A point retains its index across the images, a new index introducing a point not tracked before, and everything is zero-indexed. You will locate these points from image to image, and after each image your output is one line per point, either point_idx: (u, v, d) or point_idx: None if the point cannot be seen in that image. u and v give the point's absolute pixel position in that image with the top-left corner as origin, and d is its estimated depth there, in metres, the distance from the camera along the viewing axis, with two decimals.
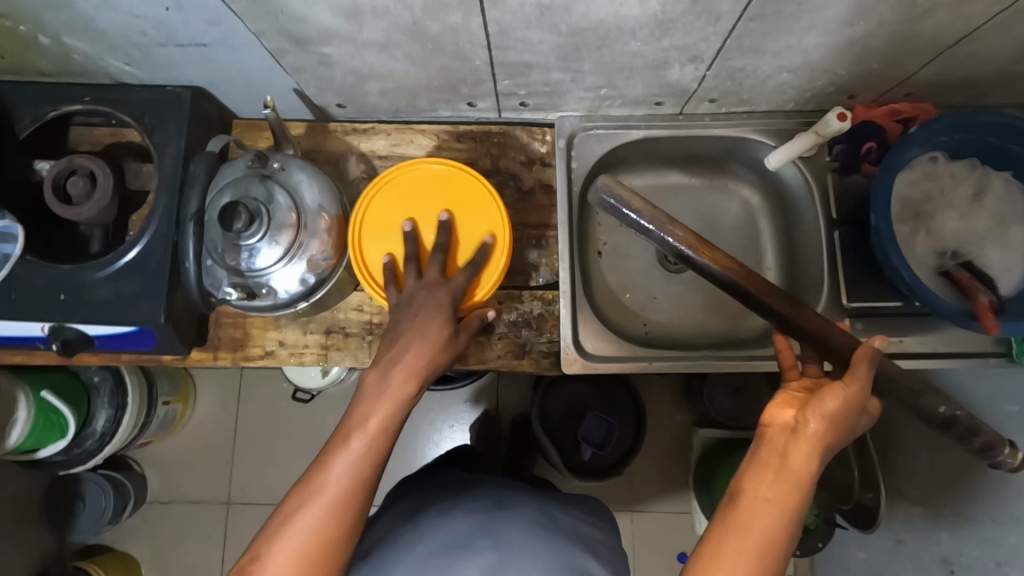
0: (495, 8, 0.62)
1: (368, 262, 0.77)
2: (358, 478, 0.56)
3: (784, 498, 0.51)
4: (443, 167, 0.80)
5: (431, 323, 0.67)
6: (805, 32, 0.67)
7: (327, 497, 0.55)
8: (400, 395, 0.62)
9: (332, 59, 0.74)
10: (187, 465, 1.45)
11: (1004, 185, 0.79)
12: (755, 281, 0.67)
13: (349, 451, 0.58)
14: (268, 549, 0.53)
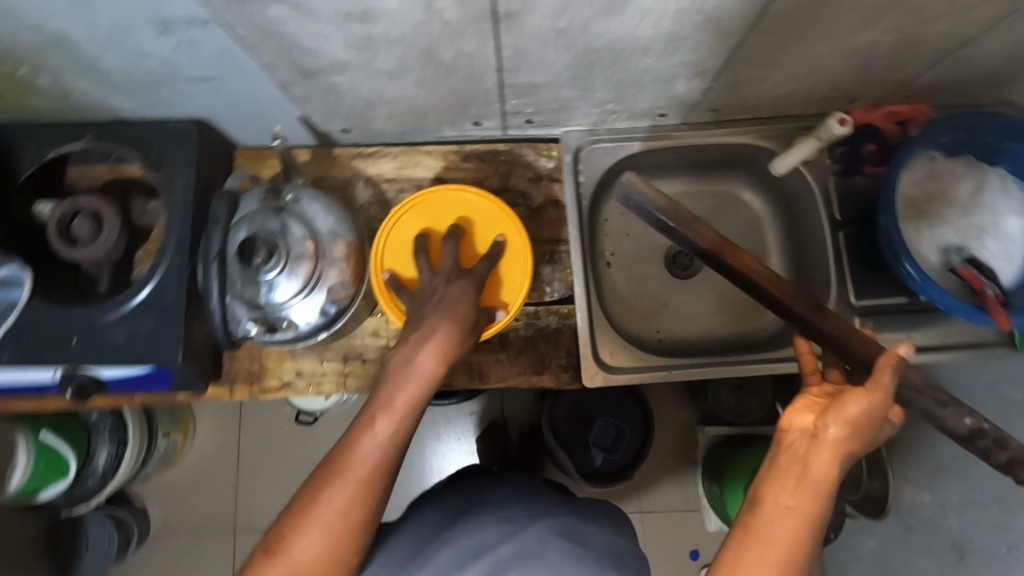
0: (510, 34, 0.62)
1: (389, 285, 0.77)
2: (388, 456, 0.56)
3: (806, 505, 0.49)
4: (476, 197, 0.80)
5: (460, 305, 0.66)
6: (810, 43, 0.68)
7: (358, 474, 0.55)
8: (427, 374, 0.60)
9: (342, 87, 0.74)
10: (192, 496, 1.42)
11: (1001, 180, 0.82)
12: (778, 283, 0.72)
13: (377, 430, 0.57)
14: (303, 520, 0.53)
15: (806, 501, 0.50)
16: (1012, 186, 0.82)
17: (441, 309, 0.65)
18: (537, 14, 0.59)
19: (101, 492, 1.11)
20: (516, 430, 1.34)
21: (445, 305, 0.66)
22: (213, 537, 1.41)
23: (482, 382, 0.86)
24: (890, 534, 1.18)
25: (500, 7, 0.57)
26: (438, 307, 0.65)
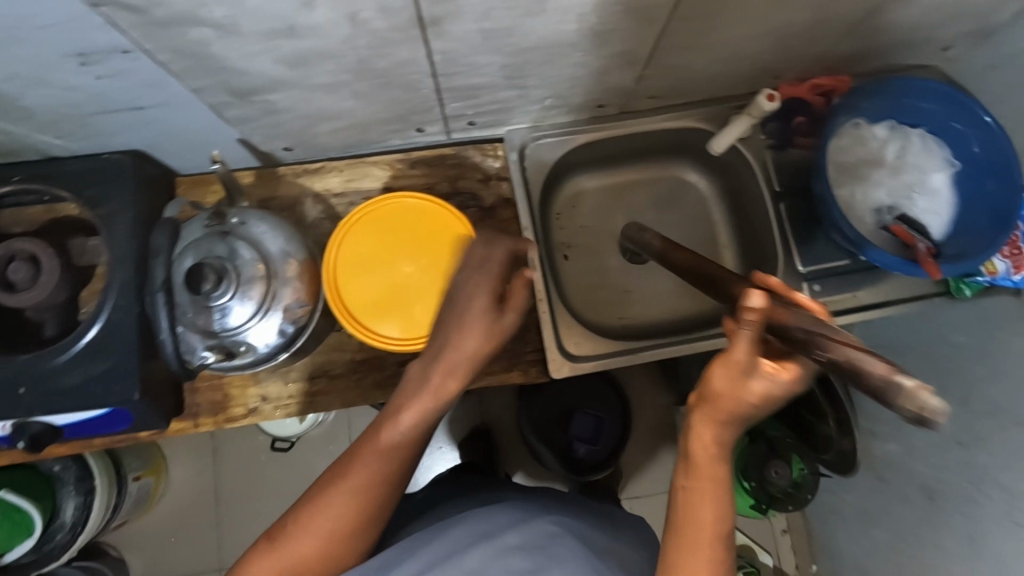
0: (440, 39, 0.63)
1: (348, 302, 0.69)
2: (388, 472, 0.55)
3: (705, 486, 0.46)
4: (420, 202, 0.71)
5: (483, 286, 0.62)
6: (729, 25, 0.71)
7: (355, 485, 0.54)
8: (468, 356, 0.60)
9: (278, 106, 0.73)
10: (173, 537, 1.39)
11: (922, 140, 0.87)
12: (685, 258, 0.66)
13: (379, 444, 0.56)
14: (306, 513, 0.54)
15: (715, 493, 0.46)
16: (931, 143, 0.86)
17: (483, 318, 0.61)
18: (462, 17, 0.59)
19: (73, 545, 1.06)
20: (495, 430, 1.34)
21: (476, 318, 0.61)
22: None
23: None
24: (865, 488, 1.22)
25: (426, 13, 0.58)
26: (470, 317, 0.61)
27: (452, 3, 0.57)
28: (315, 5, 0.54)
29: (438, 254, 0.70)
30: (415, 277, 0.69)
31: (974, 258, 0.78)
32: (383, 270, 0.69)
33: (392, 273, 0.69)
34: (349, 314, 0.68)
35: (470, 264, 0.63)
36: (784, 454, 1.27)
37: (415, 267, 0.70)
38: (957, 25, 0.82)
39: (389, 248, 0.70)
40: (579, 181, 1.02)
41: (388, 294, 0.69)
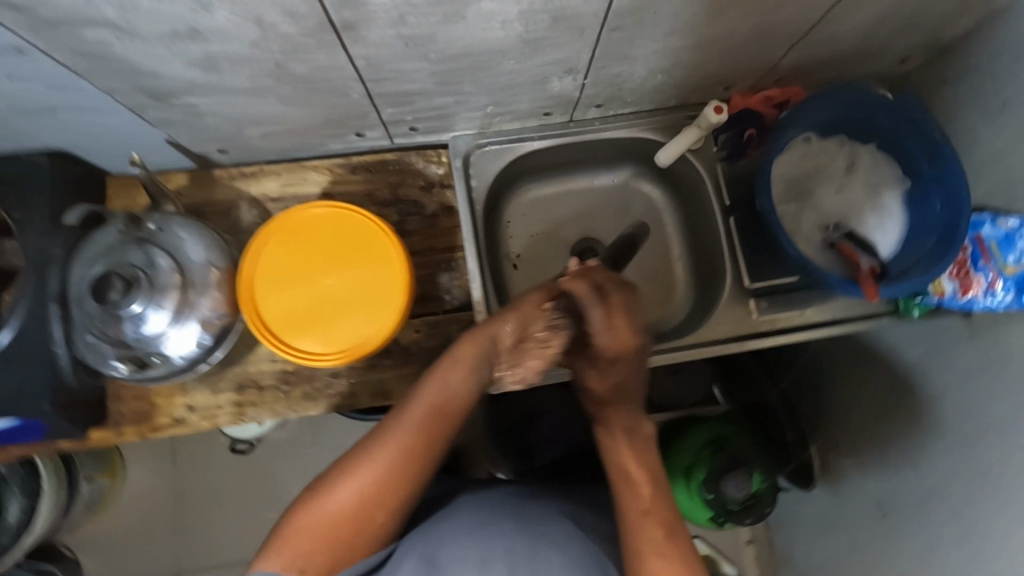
0: (357, 44, 0.60)
1: (268, 320, 0.66)
2: (423, 448, 0.61)
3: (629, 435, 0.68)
4: (326, 209, 0.68)
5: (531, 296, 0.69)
6: (667, 36, 0.68)
7: (391, 453, 0.60)
8: (503, 337, 0.67)
9: (200, 108, 0.70)
10: (127, 541, 1.36)
11: (872, 157, 0.85)
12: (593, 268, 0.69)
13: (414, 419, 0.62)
14: (353, 462, 0.60)
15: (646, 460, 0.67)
16: (879, 162, 0.85)
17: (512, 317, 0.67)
18: (376, 22, 0.57)
19: (17, 551, 1.02)
20: None
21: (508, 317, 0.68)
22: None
23: (386, 399, 0.84)
24: (821, 502, 1.21)
25: (336, 17, 0.55)
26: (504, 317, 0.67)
27: (362, 7, 0.54)
28: (214, 6, 0.52)
29: (360, 264, 0.68)
30: (338, 289, 0.67)
31: (918, 278, 0.76)
32: (303, 284, 0.67)
33: (312, 286, 0.67)
34: (268, 330, 0.65)
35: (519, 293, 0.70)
36: (744, 465, 1.12)
37: (337, 280, 0.68)
38: (908, 39, 0.80)
39: (309, 260, 0.68)
40: (530, 188, 1.00)
41: (310, 309, 0.67)
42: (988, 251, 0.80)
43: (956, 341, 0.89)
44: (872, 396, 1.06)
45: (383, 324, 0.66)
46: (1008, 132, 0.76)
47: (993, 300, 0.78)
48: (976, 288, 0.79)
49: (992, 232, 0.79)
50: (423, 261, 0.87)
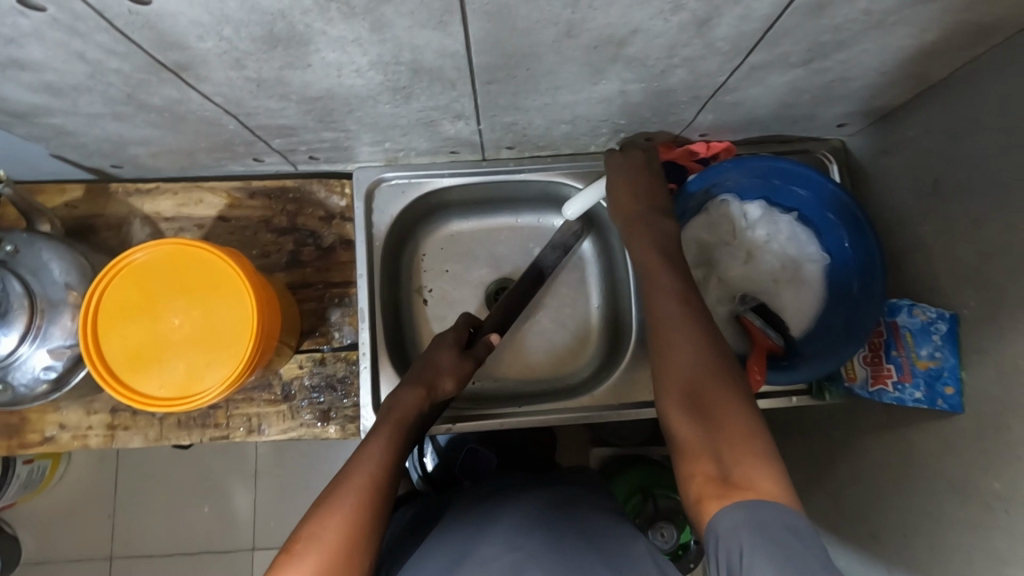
0: (203, 82, 0.57)
1: (112, 367, 0.64)
2: (385, 473, 0.61)
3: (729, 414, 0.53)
4: (149, 253, 0.65)
5: (446, 357, 0.77)
6: (555, 91, 0.63)
7: (358, 490, 0.58)
8: (450, 374, 0.76)
9: (68, 129, 0.67)
10: (53, 526, 1.30)
11: (791, 227, 0.79)
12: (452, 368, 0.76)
13: (374, 454, 0.63)
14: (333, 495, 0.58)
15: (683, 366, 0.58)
16: (801, 233, 0.79)
17: (447, 376, 0.75)
18: (212, 64, 0.53)
19: None
20: None
21: (440, 375, 0.75)
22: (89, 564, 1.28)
23: (259, 435, 0.81)
24: None
25: (165, 59, 0.52)
26: (438, 375, 0.75)
27: (188, 50, 0.51)
28: (24, 43, 0.49)
29: (206, 302, 0.66)
30: (184, 329, 0.65)
31: (810, 370, 0.74)
32: (146, 325, 0.65)
33: (158, 326, 0.65)
34: (105, 370, 0.63)
35: (439, 349, 0.78)
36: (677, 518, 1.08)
37: (185, 321, 0.65)
38: (838, 105, 0.74)
39: (157, 298, 0.65)
40: (446, 224, 0.95)
41: (150, 350, 0.65)
42: (903, 340, 0.72)
43: (864, 426, 0.81)
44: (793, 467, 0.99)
45: (226, 371, 0.64)
46: (936, 217, 0.70)
47: (902, 393, 0.71)
48: (889, 378, 0.73)
49: (908, 321, 0.71)
50: (314, 293, 0.84)
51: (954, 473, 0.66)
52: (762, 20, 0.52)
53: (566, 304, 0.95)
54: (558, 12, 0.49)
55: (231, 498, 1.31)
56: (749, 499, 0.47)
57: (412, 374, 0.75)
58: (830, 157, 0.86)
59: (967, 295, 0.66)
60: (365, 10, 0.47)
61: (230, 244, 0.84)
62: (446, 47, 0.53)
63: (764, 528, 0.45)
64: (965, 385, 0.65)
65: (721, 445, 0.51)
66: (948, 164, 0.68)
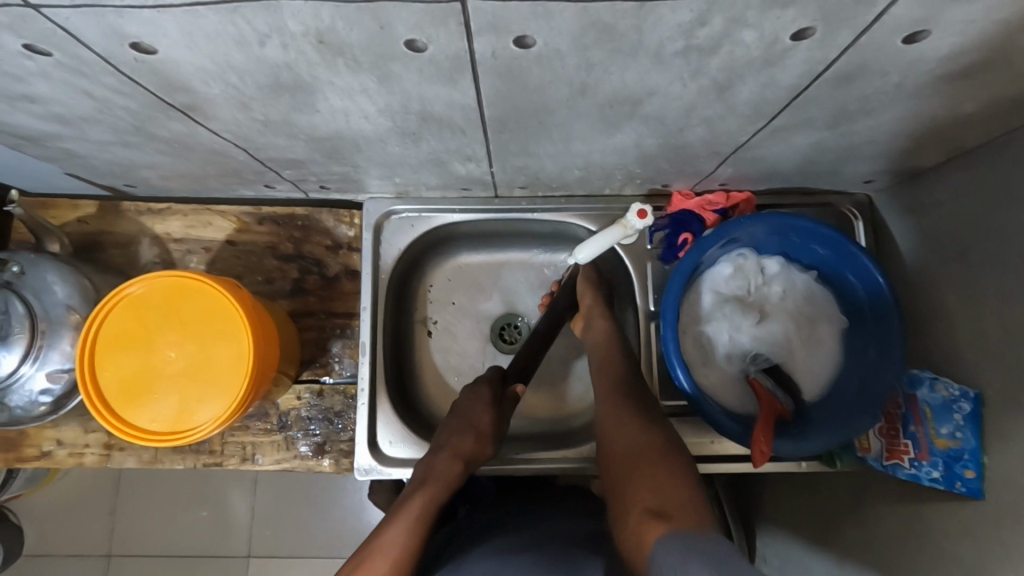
0: (211, 120, 0.56)
1: (108, 402, 0.64)
2: (414, 542, 0.55)
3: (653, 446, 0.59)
4: (145, 286, 0.65)
5: (481, 412, 0.71)
6: (568, 141, 0.61)
7: (388, 562, 0.53)
8: (483, 428, 0.70)
9: (79, 153, 0.67)
10: (54, 523, 1.28)
11: (808, 286, 0.77)
12: (483, 426, 0.70)
13: (406, 514, 0.58)
14: (362, 564, 0.53)
15: (626, 443, 0.61)
16: (817, 292, 0.77)
17: (471, 434, 0.69)
18: (220, 106, 0.53)
19: None
20: None
21: (473, 432, 0.69)
22: (86, 564, 1.27)
23: (252, 464, 0.80)
24: None
25: (171, 100, 0.51)
26: (465, 433, 0.69)
27: (195, 93, 0.50)
28: (32, 81, 0.49)
29: (204, 337, 0.65)
30: (182, 363, 0.65)
31: (823, 440, 0.71)
32: (144, 359, 0.65)
33: (153, 358, 0.65)
34: (99, 401, 0.63)
35: (472, 399, 0.73)
36: None
37: (180, 354, 0.65)
38: (864, 164, 0.71)
39: (153, 329, 0.65)
40: (455, 256, 0.93)
41: (147, 384, 0.64)
42: (922, 415, 0.69)
43: (876, 495, 0.77)
44: (793, 524, 0.93)
45: (219, 409, 0.64)
46: (963, 288, 0.67)
47: (918, 471, 0.68)
48: (905, 454, 0.70)
49: (928, 396, 0.68)
50: (316, 324, 0.83)
51: (969, 560, 0.62)
52: (786, 88, 0.50)
53: (571, 345, 0.92)
54: (571, 74, 0.47)
55: (229, 504, 1.28)
56: (680, 527, 0.48)
57: (444, 434, 0.70)
58: (854, 213, 0.83)
59: (992, 374, 0.62)
60: (372, 65, 0.45)
61: (237, 269, 0.84)
62: (456, 100, 0.51)
63: (701, 546, 0.45)
64: (987, 470, 0.61)
65: (668, 502, 0.52)
66: (978, 235, 0.64)
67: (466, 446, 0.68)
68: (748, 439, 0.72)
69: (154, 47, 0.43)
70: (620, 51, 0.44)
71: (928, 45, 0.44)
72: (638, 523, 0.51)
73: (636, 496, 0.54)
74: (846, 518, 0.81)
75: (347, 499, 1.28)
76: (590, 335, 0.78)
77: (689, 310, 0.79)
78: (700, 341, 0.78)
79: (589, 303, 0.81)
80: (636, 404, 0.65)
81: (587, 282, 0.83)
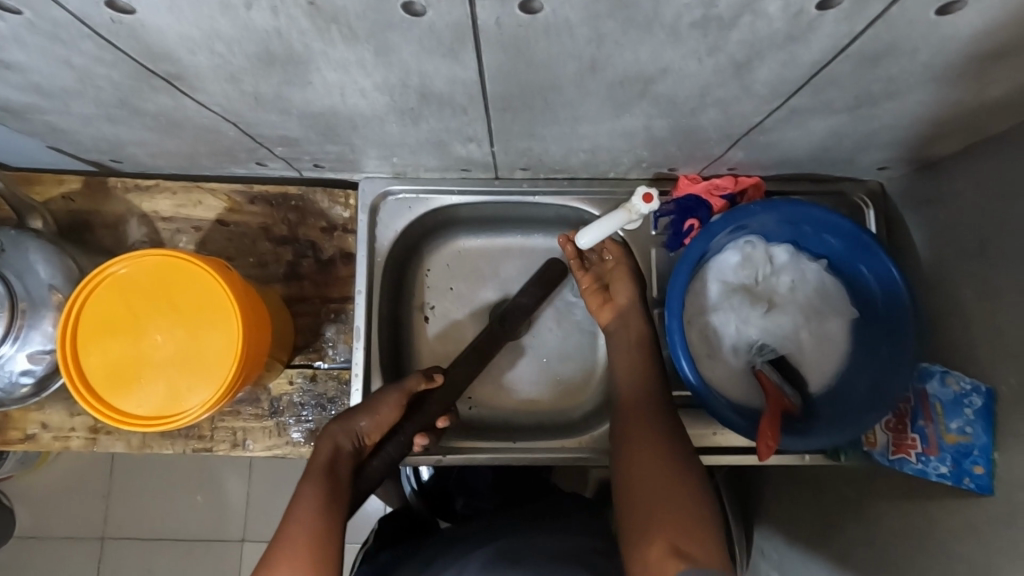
0: (197, 93, 0.53)
1: (92, 387, 0.61)
2: (323, 515, 0.56)
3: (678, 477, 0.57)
4: (130, 267, 0.63)
5: (385, 398, 0.69)
6: (574, 121, 0.59)
7: (301, 532, 0.54)
8: (384, 412, 0.69)
9: (60, 126, 0.64)
10: (45, 505, 1.27)
11: (817, 277, 0.75)
12: (381, 409, 0.69)
13: (308, 492, 0.58)
14: (277, 542, 0.54)
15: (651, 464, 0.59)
16: (826, 283, 0.75)
17: (361, 415, 0.68)
18: (206, 77, 0.50)
19: None
20: None
21: (363, 413, 0.68)
22: (78, 546, 1.26)
23: (243, 450, 0.78)
24: None
25: (154, 69, 0.48)
26: (355, 413, 0.68)
27: (178, 62, 0.47)
28: (5, 45, 0.46)
29: (191, 320, 0.63)
30: (168, 348, 0.62)
31: (827, 435, 0.69)
32: (128, 343, 0.62)
33: (139, 342, 0.62)
34: (82, 385, 0.61)
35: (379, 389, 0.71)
36: None
37: (167, 338, 0.63)
38: (879, 151, 0.68)
39: (139, 312, 0.63)
40: (453, 240, 0.90)
41: (131, 368, 0.62)
42: (932, 410, 0.68)
43: (879, 490, 0.75)
44: (792, 517, 0.92)
45: (207, 394, 0.62)
46: (979, 281, 0.65)
47: (925, 466, 0.66)
48: (912, 449, 0.68)
49: (939, 390, 0.67)
50: (310, 308, 0.81)
51: (974, 560, 0.60)
52: (807, 66, 0.47)
53: (571, 333, 0.90)
54: (580, 47, 0.44)
55: (224, 487, 1.27)
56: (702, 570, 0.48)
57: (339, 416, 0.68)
58: (866, 201, 0.80)
59: (1006, 370, 0.60)
60: (368, 34, 0.42)
61: (228, 250, 0.81)
62: (458, 75, 0.48)
63: None
64: (996, 467, 0.60)
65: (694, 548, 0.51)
66: (996, 227, 0.62)
67: (353, 423, 0.67)
68: (753, 433, 0.70)
69: (132, 9, 0.40)
70: (633, 22, 0.41)
71: (962, 19, 0.41)
72: (658, 555, 0.51)
73: (658, 530, 0.53)
74: (848, 512, 0.79)
75: None
76: (622, 330, 0.76)
77: (694, 299, 0.76)
78: (706, 332, 0.75)
79: (628, 299, 0.77)
80: (662, 427, 0.63)
81: (624, 273, 0.78)
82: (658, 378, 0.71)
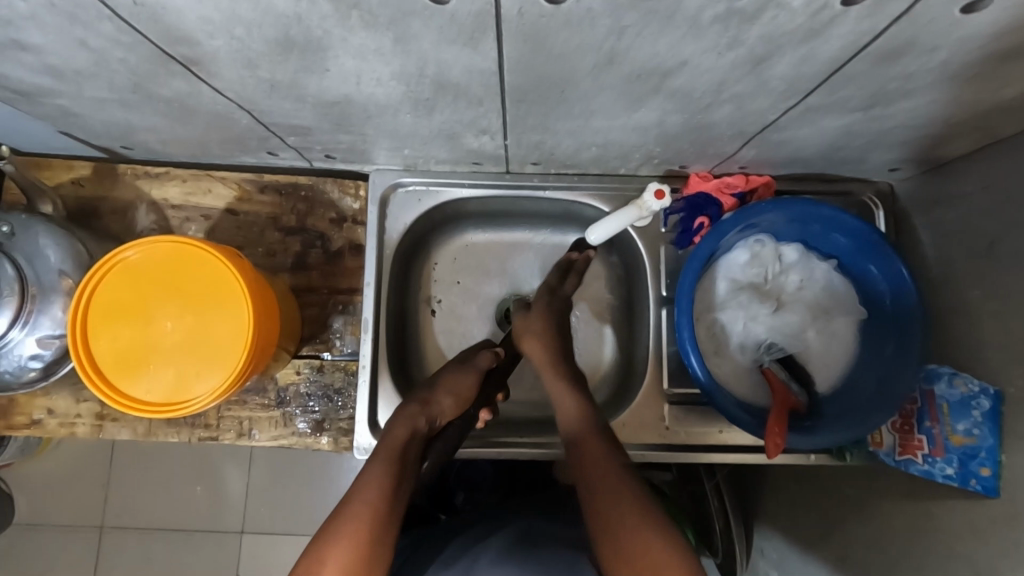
0: (214, 79, 0.53)
1: (102, 372, 0.61)
2: (392, 495, 0.56)
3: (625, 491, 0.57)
4: (141, 252, 0.63)
5: (460, 377, 0.70)
6: (588, 115, 0.59)
7: (365, 508, 0.54)
8: (457, 389, 0.69)
9: (74, 110, 0.64)
10: (45, 493, 1.26)
11: (826, 277, 0.75)
12: (457, 386, 0.70)
13: (379, 469, 0.58)
14: (337, 517, 0.53)
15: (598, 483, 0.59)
16: (835, 283, 0.75)
17: (446, 395, 0.68)
18: (224, 63, 0.50)
19: None
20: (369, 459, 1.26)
21: (439, 391, 0.69)
22: (78, 535, 1.26)
23: (249, 439, 0.78)
24: None
25: (172, 53, 0.48)
26: (437, 391, 0.69)
27: (196, 47, 0.47)
28: (23, 26, 0.46)
29: (202, 307, 0.63)
30: (178, 334, 0.62)
31: (832, 434, 0.69)
32: (138, 329, 0.62)
33: (148, 328, 0.62)
34: (91, 370, 0.61)
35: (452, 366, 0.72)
36: None
37: (177, 325, 0.63)
38: (890, 151, 0.69)
39: (150, 298, 0.63)
40: (461, 234, 0.90)
41: (141, 354, 0.62)
42: (939, 411, 0.68)
43: (883, 490, 0.75)
44: (793, 517, 0.92)
45: (216, 383, 0.62)
46: (988, 283, 0.65)
47: (932, 467, 0.66)
48: (919, 450, 0.68)
49: (947, 392, 0.67)
50: (317, 298, 0.81)
51: (979, 561, 0.60)
52: (825, 62, 0.47)
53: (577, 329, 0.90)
54: (600, 39, 0.44)
55: (224, 478, 1.27)
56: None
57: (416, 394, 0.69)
58: (875, 202, 0.80)
59: (1015, 372, 0.60)
60: (388, 21, 0.42)
61: (237, 239, 0.81)
62: (476, 64, 0.48)
63: None
64: (1003, 469, 0.60)
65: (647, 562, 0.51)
66: (1007, 229, 0.62)
67: (432, 400, 0.68)
68: (760, 432, 0.70)
69: None
70: (655, 13, 0.41)
71: (983, 18, 0.41)
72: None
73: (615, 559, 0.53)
74: (851, 512, 0.79)
75: (343, 479, 1.26)
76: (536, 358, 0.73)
77: (703, 297, 0.76)
78: (713, 329, 0.76)
79: (552, 285, 0.79)
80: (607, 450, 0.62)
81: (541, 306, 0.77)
82: (591, 400, 0.69)
